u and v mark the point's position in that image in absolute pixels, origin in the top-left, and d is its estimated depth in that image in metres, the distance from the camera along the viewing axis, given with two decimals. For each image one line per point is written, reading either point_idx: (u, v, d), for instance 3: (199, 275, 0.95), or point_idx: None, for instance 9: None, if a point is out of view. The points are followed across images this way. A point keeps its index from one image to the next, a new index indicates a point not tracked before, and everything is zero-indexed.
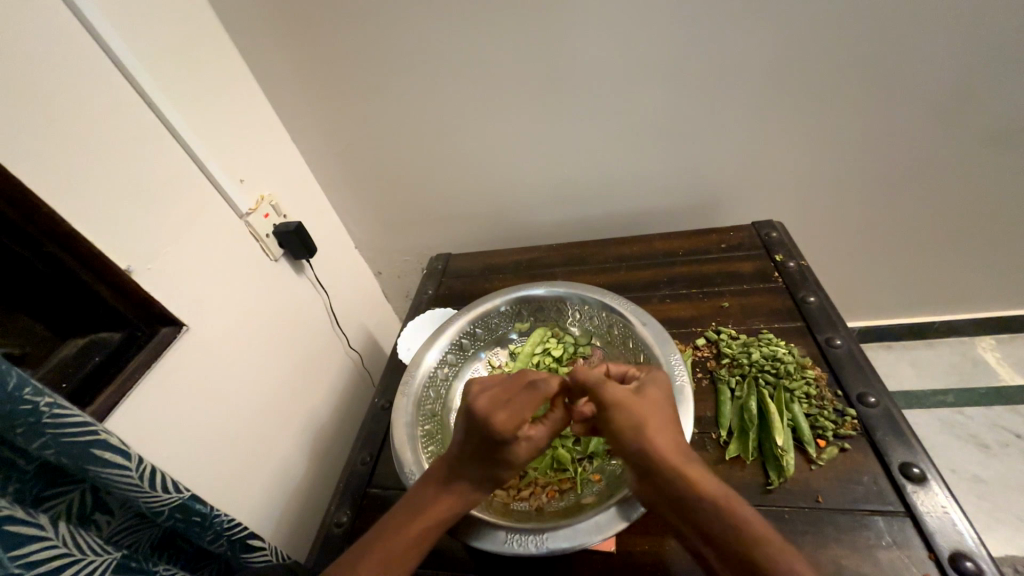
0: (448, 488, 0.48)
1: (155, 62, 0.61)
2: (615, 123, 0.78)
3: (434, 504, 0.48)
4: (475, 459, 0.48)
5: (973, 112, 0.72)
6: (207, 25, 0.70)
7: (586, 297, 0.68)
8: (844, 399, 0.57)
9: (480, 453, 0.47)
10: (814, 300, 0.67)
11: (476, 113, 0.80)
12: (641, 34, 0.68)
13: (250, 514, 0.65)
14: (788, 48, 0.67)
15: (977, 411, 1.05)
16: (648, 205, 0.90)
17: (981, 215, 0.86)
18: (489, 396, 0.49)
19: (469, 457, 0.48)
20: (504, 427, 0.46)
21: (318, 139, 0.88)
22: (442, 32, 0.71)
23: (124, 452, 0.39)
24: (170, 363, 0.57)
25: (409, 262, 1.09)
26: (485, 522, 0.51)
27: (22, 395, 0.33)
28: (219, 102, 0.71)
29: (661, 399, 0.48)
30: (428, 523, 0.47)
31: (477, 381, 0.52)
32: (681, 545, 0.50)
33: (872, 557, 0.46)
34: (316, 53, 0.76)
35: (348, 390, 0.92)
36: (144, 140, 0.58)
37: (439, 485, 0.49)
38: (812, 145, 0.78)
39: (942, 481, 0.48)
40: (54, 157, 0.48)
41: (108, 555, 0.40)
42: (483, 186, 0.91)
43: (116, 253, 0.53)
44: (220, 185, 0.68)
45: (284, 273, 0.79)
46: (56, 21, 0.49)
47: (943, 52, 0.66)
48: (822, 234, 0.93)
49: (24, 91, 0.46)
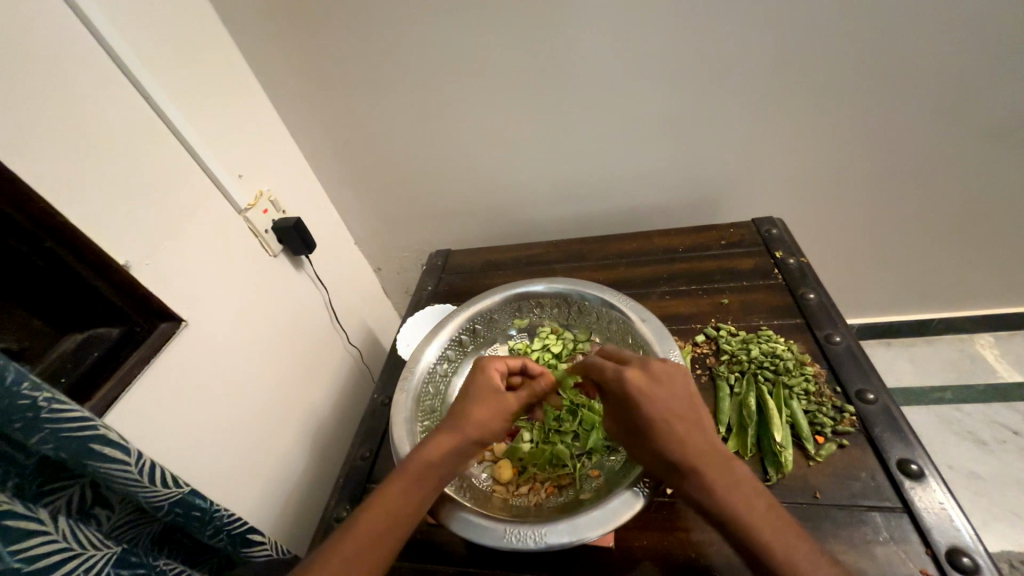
0: (438, 448, 0.48)
1: (152, 55, 0.60)
2: (615, 118, 0.78)
3: (425, 468, 0.47)
4: (469, 417, 0.49)
5: (975, 109, 0.72)
6: (205, 18, 0.70)
7: (586, 293, 0.68)
8: (843, 395, 0.57)
9: (470, 405, 0.50)
10: (813, 297, 0.67)
11: (476, 108, 0.79)
12: (641, 30, 0.68)
13: (249, 509, 0.65)
14: (789, 44, 0.67)
15: (975, 409, 1.06)
16: (649, 202, 0.89)
17: (981, 213, 0.86)
18: (486, 363, 0.54)
19: (458, 408, 0.51)
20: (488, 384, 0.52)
21: (317, 136, 0.88)
22: (442, 28, 0.71)
23: (124, 447, 0.39)
24: (169, 358, 0.57)
25: (408, 257, 1.08)
26: (481, 517, 0.51)
27: (20, 390, 0.33)
28: (218, 98, 0.71)
29: (666, 400, 0.46)
30: (416, 486, 0.47)
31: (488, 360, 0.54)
32: (685, 540, 0.50)
33: (870, 553, 0.46)
34: (316, 50, 0.76)
35: (348, 386, 0.92)
36: (143, 135, 0.57)
37: (432, 447, 0.48)
38: (813, 142, 0.78)
39: (940, 478, 0.49)
40: (50, 151, 0.48)
41: (108, 550, 0.40)
42: (484, 183, 0.90)
43: (114, 249, 0.52)
44: (219, 182, 0.67)
45: (283, 269, 0.79)
46: (54, 17, 0.49)
47: (946, 48, 0.66)
48: (822, 232, 0.92)
49: (19, 85, 0.45)
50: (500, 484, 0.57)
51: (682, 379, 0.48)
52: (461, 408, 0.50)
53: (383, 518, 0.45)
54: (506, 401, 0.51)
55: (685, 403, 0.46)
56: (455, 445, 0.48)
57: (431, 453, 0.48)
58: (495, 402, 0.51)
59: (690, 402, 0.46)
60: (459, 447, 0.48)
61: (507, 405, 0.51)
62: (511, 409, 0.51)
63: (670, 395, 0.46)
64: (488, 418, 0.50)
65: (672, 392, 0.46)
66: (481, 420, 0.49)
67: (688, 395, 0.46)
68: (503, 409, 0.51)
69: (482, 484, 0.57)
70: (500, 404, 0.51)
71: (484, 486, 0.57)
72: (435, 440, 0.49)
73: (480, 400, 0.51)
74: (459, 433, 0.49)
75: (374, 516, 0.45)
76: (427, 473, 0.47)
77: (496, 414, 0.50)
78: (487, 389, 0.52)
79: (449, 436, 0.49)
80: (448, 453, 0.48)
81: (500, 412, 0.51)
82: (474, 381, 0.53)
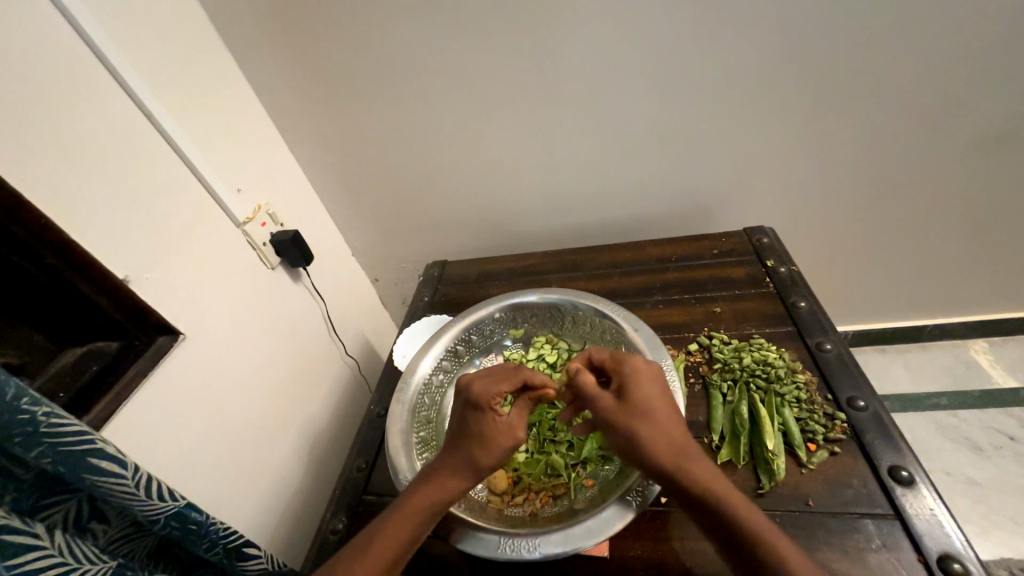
0: (445, 488, 0.49)
1: (152, 74, 0.61)
2: (607, 130, 0.79)
3: (428, 507, 0.48)
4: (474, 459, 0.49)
5: (960, 118, 0.73)
6: (204, 36, 0.72)
7: (579, 303, 0.69)
8: (835, 403, 0.58)
9: (475, 445, 0.50)
10: (804, 305, 0.68)
11: (470, 121, 0.81)
12: (630, 44, 0.69)
13: (245, 521, 0.65)
14: (776, 56, 0.69)
15: (971, 415, 1.06)
16: (642, 211, 0.90)
17: (970, 220, 0.88)
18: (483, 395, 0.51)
19: (462, 446, 0.50)
20: (489, 420, 0.50)
21: (315, 149, 0.89)
22: (437, 41, 0.72)
23: (121, 461, 0.39)
24: (167, 371, 0.57)
25: (404, 268, 1.09)
26: (470, 526, 0.52)
27: (20, 404, 0.34)
28: (217, 114, 0.72)
29: (664, 386, 0.50)
30: (420, 524, 0.48)
31: (482, 392, 0.52)
32: (679, 548, 0.50)
33: (862, 559, 0.46)
34: (312, 67, 0.77)
35: (344, 397, 0.92)
36: (142, 150, 0.59)
37: (438, 488, 0.49)
38: (802, 151, 0.79)
39: (930, 484, 0.49)
40: (51, 168, 0.49)
41: (105, 563, 0.40)
42: (480, 194, 0.92)
43: (114, 263, 0.53)
44: (218, 196, 0.69)
45: (281, 281, 0.80)
46: (57, 37, 0.50)
47: (928, 59, 0.67)
48: (814, 240, 0.94)
49: (21, 103, 0.47)
50: (495, 494, 0.57)
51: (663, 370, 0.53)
52: (466, 445, 0.50)
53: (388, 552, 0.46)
54: (512, 435, 0.50)
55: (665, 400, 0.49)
56: (460, 480, 0.49)
57: (435, 492, 0.49)
58: (500, 437, 0.50)
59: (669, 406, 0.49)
60: (465, 484, 0.49)
61: (516, 435, 0.50)
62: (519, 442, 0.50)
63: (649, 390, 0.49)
64: (494, 454, 0.50)
65: (651, 387, 0.49)
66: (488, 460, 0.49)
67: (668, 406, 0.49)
68: (508, 444, 0.50)
69: (477, 495, 0.57)
70: (504, 441, 0.50)
71: (479, 497, 0.57)
72: (444, 476, 0.49)
73: (485, 439, 0.50)
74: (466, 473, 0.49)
75: (382, 547, 0.46)
76: (432, 512, 0.48)
77: (502, 452, 0.50)
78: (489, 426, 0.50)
79: (454, 474, 0.49)
80: (454, 491, 0.49)
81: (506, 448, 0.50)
82: (475, 419, 0.51)
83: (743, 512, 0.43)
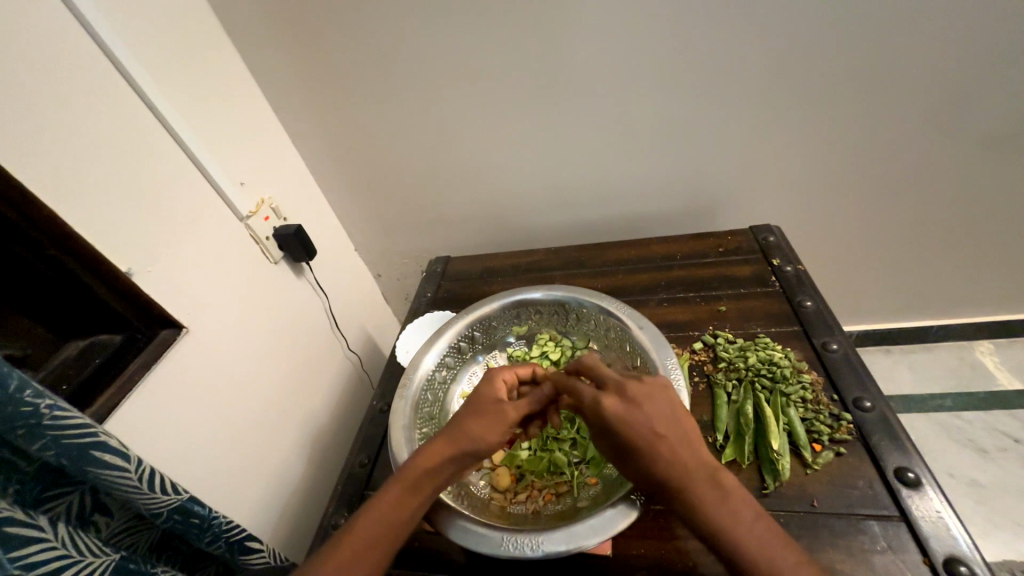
0: (435, 463, 0.48)
1: (158, 69, 0.61)
2: (612, 126, 0.78)
3: (416, 484, 0.47)
4: (466, 430, 0.49)
5: (970, 117, 0.73)
6: (209, 28, 0.71)
7: (584, 301, 0.68)
8: (841, 403, 0.57)
9: (468, 419, 0.49)
10: (811, 305, 0.68)
11: (475, 116, 0.80)
12: (637, 39, 0.69)
13: (248, 515, 0.65)
14: (784, 53, 0.68)
15: (976, 416, 1.05)
16: (647, 208, 0.90)
17: (979, 220, 0.87)
18: (494, 374, 0.54)
19: (456, 423, 0.50)
20: (489, 394, 0.52)
21: (318, 143, 0.88)
22: (442, 35, 0.71)
23: (124, 454, 0.40)
24: (169, 364, 0.57)
25: (407, 262, 1.08)
26: (457, 514, 0.52)
27: (22, 397, 0.33)
28: (221, 108, 0.72)
29: (670, 398, 0.46)
30: (407, 502, 0.47)
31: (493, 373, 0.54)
32: (685, 548, 0.50)
33: (867, 561, 0.46)
34: (316, 60, 0.77)
35: (347, 392, 0.92)
36: (146, 143, 0.58)
37: (429, 461, 0.48)
38: (810, 149, 0.79)
39: (937, 486, 0.49)
40: (52, 161, 0.48)
41: (107, 557, 0.40)
42: (484, 189, 0.91)
43: (116, 255, 0.53)
44: (221, 188, 0.68)
45: (285, 276, 0.80)
46: (60, 29, 0.50)
47: (940, 57, 0.66)
48: (820, 239, 0.93)
49: (23, 95, 0.46)
50: (498, 491, 0.57)
51: (668, 382, 0.48)
52: (462, 416, 0.50)
53: (377, 525, 0.46)
54: (505, 411, 0.50)
55: (671, 412, 0.45)
56: (449, 453, 0.48)
57: (430, 461, 0.48)
58: (493, 410, 0.50)
59: (672, 416, 0.45)
60: (455, 459, 0.48)
61: (510, 417, 0.50)
62: (511, 418, 0.50)
63: (657, 411, 0.45)
64: (483, 426, 0.49)
65: (658, 399, 0.46)
66: (478, 432, 0.48)
67: (668, 415, 0.45)
68: (501, 418, 0.50)
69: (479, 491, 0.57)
70: (497, 413, 0.50)
71: (482, 493, 0.57)
72: (433, 450, 0.49)
73: (479, 413, 0.50)
74: (456, 446, 0.48)
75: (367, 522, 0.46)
76: (423, 484, 0.48)
77: (492, 426, 0.49)
78: (486, 401, 0.51)
79: (444, 447, 0.49)
80: (444, 467, 0.48)
81: (500, 422, 0.50)
82: (475, 398, 0.51)
83: (732, 521, 0.41)
